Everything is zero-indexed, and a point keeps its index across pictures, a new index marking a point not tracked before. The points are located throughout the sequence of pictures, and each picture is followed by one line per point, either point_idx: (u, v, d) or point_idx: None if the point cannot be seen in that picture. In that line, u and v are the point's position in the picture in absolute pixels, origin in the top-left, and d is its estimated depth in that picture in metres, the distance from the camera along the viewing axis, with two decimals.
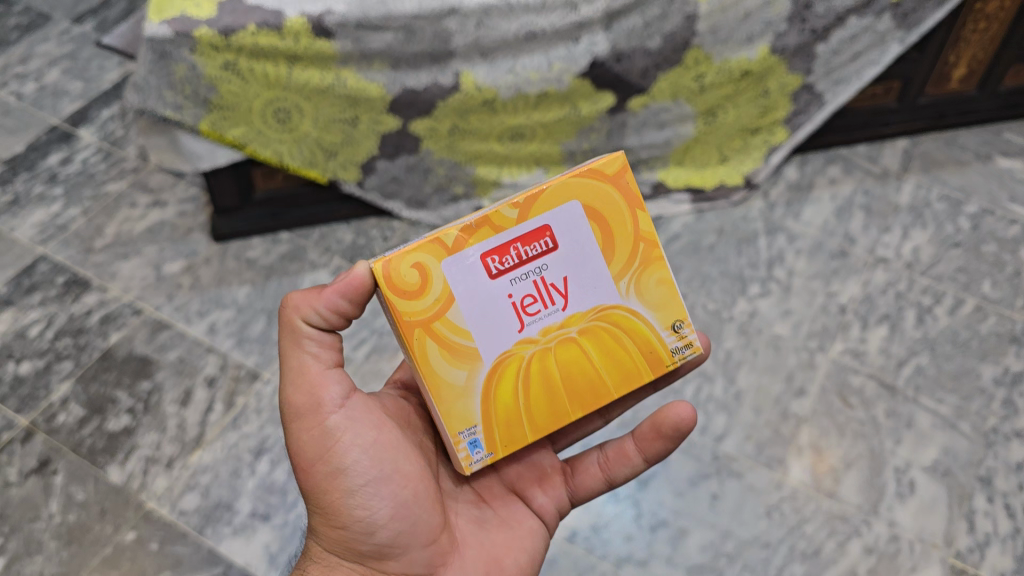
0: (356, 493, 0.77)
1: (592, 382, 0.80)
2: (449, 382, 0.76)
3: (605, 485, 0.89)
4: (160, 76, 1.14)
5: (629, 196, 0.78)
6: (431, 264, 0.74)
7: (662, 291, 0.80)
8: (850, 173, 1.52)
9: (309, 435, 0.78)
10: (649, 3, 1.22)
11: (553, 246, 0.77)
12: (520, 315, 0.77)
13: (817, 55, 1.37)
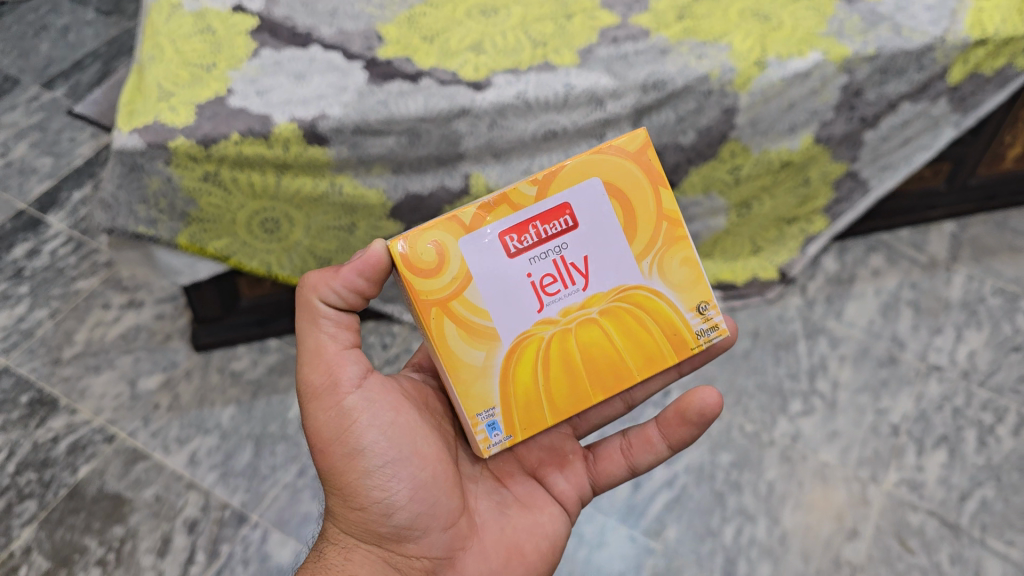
0: (375, 474, 0.77)
1: (613, 364, 0.79)
2: (466, 363, 0.75)
3: (628, 472, 0.88)
4: (131, 191, 1.00)
5: (652, 175, 0.77)
6: (448, 242, 0.73)
7: (686, 272, 0.79)
8: (895, 263, 1.40)
9: (326, 416, 0.78)
10: (684, 97, 1.09)
11: (573, 224, 0.75)
12: (539, 294, 0.75)
13: (863, 142, 1.24)
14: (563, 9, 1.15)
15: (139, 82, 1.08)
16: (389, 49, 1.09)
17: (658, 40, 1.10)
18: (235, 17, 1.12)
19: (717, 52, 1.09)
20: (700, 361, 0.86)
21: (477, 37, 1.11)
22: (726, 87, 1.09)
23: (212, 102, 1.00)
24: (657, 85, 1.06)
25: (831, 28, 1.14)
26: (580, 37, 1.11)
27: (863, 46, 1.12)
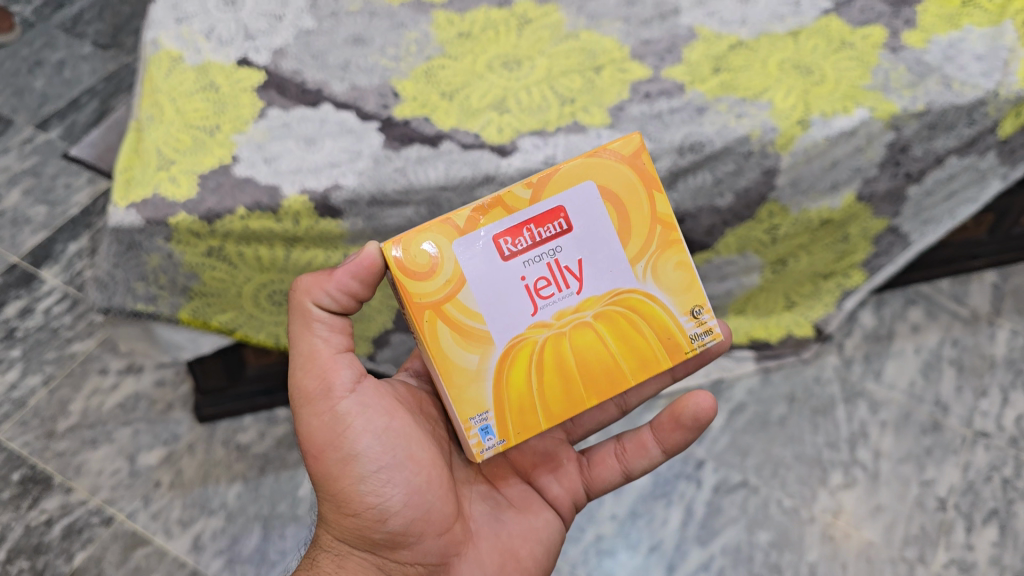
0: (369, 480, 0.76)
1: (607, 368, 0.77)
2: (459, 365, 0.73)
3: (621, 478, 0.90)
4: (128, 269, 0.93)
5: (647, 179, 0.76)
6: (443, 244, 0.73)
7: (681, 276, 0.78)
8: (934, 317, 1.33)
9: (320, 421, 0.77)
10: (722, 159, 1.02)
11: (568, 227, 0.74)
12: (533, 296, 0.74)
13: (907, 197, 1.17)
14: (588, 61, 1.09)
15: (138, 145, 1.00)
16: (406, 107, 1.02)
17: (694, 96, 1.04)
18: (240, 71, 1.05)
19: (757, 111, 1.02)
20: (693, 367, 0.90)
21: (500, 93, 1.04)
22: (767, 147, 1.02)
23: (215, 172, 0.93)
24: (693, 147, 1.00)
25: (876, 81, 1.08)
26: (609, 93, 1.05)
27: (912, 101, 1.06)
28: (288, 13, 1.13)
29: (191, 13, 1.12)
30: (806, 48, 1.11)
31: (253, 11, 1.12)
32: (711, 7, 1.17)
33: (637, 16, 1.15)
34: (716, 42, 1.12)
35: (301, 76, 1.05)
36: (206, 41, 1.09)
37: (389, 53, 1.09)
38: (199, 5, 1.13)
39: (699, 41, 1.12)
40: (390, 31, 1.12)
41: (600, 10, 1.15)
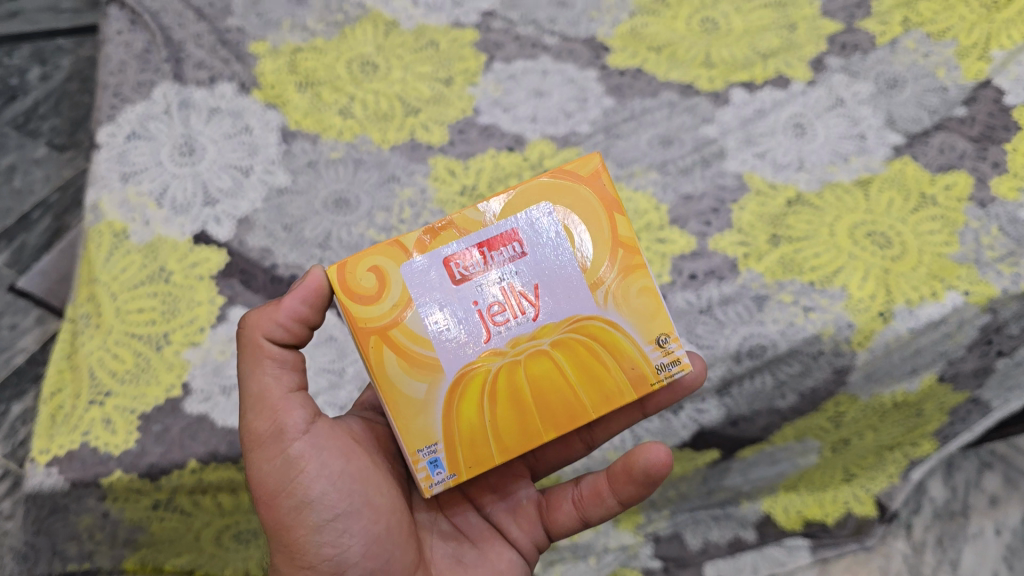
0: (324, 530, 0.65)
1: (565, 401, 0.69)
2: (407, 395, 0.67)
3: (578, 523, 0.78)
4: (55, 531, 0.75)
5: (608, 202, 0.70)
6: (391, 268, 0.68)
7: (645, 303, 0.70)
8: (1015, 485, 1.14)
9: (271, 467, 0.66)
10: (786, 363, 0.83)
11: (524, 252, 0.69)
12: (487, 324, 0.68)
13: (995, 370, 0.98)
14: None
15: (71, 354, 0.82)
16: None
17: (750, 279, 0.86)
18: (197, 250, 0.87)
19: (829, 301, 0.84)
20: (664, 403, 0.78)
21: None
22: (841, 345, 0.83)
23: (159, 410, 0.76)
24: (753, 351, 0.82)
25: (966, 249, 0.89)
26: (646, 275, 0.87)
27: (1015, 281, 0.86)
28: (256, 165, 0.94)
29: (140, 167, 0.93)
30: (879, 203, 0.93)
31: (215, 164, 0.94)
32: (762, 145, 0.99)
33: (673, 161, 0.97)
34: (771, 196, 0.94)
35: (271, 256, 0.87)
36: (156, 206, 0.90)
37: (378, 222, 0.90)
38: (151, 157, 0.94)
39: (752, 195, 0.94)
40: (380, 187, 0.93)
41: (630, 153, 0.98)
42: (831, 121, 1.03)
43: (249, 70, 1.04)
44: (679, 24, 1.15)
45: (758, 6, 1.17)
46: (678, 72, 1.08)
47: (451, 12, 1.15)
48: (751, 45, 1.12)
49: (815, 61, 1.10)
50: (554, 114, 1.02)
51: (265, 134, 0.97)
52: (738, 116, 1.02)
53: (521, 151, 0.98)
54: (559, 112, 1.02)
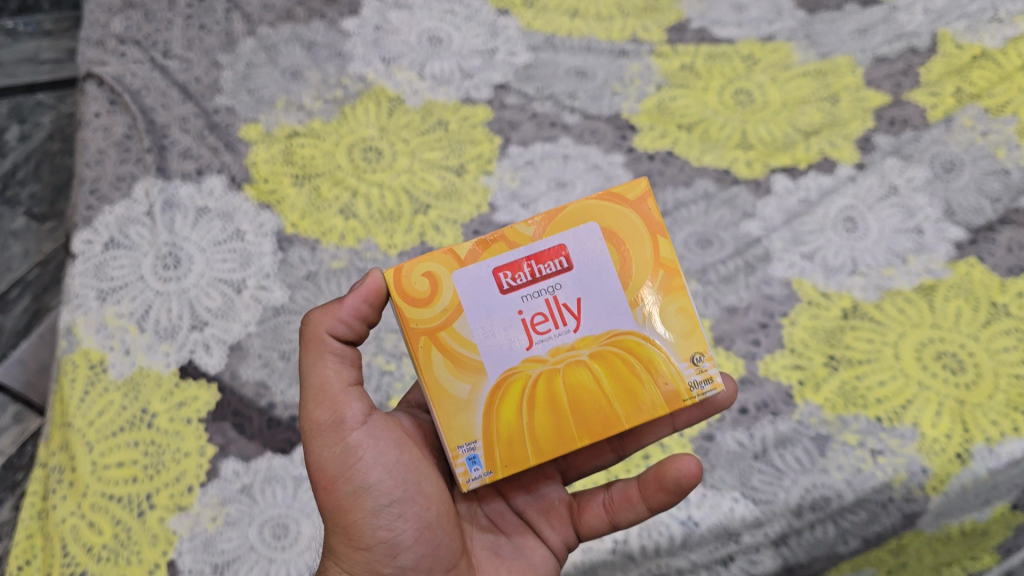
0: (381, 514, 0.61)
1: (601, 410, 0.64)
2: (449, 395, 0.63)
3: (608, 525, 0.70)
4: None
5: (651, 223, 0.64)
6: (442, 273, 0.63)
7: (682, 323, 0.65)
8: None
9: (330, 453, 0.63)
10: (850, 512, 0.73)
11: (569, 265, 0.63)
12: (529, 333, 0.63)
13: None
14: None
15: (44, 515, 0.72)
16: None
17: (808, 413, 0.77)
18: (183, 386, 0.77)
19: (899, 442, 0.74)
20: (696, 416, 0.70)
21: None
22: (913, 491, 0.73)
23: None
24: (815, 504, 0.73)
25: None
26: None
27: None
28: (249, 278, 0.84)
29: (119, 283, 0.83)
30: (946, 316, 0.83)
31: (203, 277, 0.83)
32: (810, 244, 0.90)
33: (714, 266, 0.87)
34: (824, 307, 0.84)
35: (267, 392, 0.77)
36: (138, 330, 0.80)
37: (387, 347, 0.89)
38: (132, 270, 0.84)
39: (803, 305, 0.85)
40: (387, 305, 0.89)
41: None
42: (883, 213, 0.93)
43: (241, 160, 0.94)
44: (711, 96, 1.06)
45: (795, 75, 1.08)
46: (712, 155, 0.99)
47: (460, 85, 1.06)
48: (790, 121, 1.03)
49: (861, 140, 1.01)
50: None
51: (259, 240, 0.87)
52: (782, 208, 0.93)
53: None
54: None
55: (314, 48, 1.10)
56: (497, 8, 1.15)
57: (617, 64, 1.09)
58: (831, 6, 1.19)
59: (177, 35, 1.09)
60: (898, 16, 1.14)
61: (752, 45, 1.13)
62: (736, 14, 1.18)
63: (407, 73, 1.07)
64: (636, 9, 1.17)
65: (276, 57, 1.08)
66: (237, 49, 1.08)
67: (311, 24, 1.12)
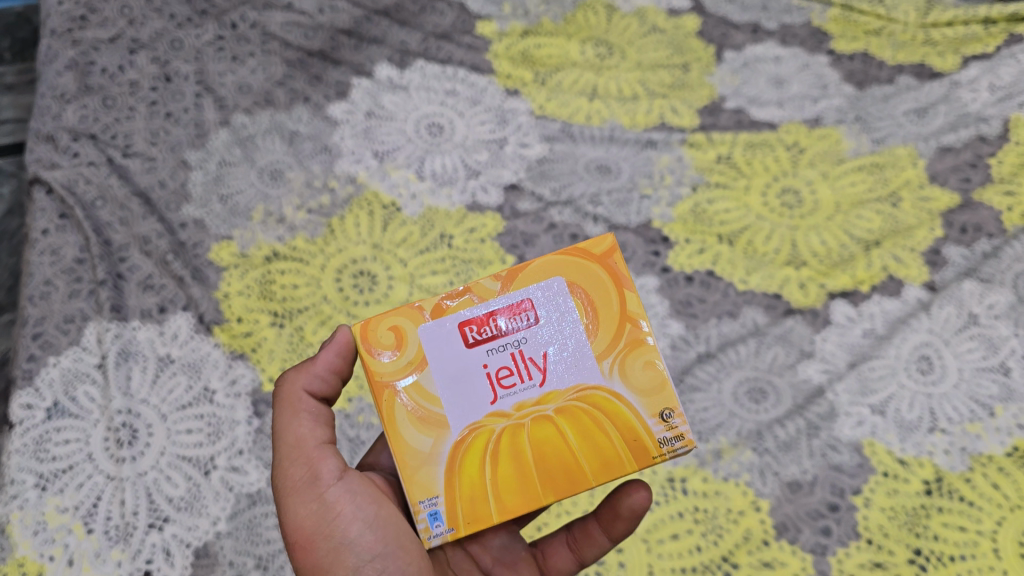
0: (364, 571, 0.54)
1: (568, 468, 0.57)
2: (409, 451, 0.57)
3: (574, 566, 0.65)
4: None
5: (621, 279, 0.59)
6: (408, 327, 0.58)
7: (653, 380, 0.58)
8: None
9: (305, 511, 0.56)
10: None
11: (535, 319, 0.58)
12: (493, 388, 0.57)
13: None
14: (704, 544, 0.69)
15: None
16: None
17: None
18: None
19: None
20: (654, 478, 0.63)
21: None
22: None
23: None
24: None
25: None
26: None
27: None
28: (218, 455, 0.70)
29: (63, 465, 0.69)
30: None
31: (164, 456, 0.70)
32: (880, 392, 0.77)
33: (771, 428, 0.74)
34: (904, 479, 0.72)
35: None
36: (84, 531, 0.66)
37: None
38: (78, 447, 0.70)
39: (880, 478, 0.72)
40: None
41: (711, 416, 0.75)
42: (962, 348, 0.80)
43: (210, 293, 0.80)
44: (754, 197, 0.92)
45: (848, 170, 0.95)
46: (760, 276, 0.85)
47: (465, 186, 0.93)
48: (846, 229, 0.90)
49: (929, 253, 0.88)
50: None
51: (230, 403, 0.73)
52: (845, 344, 0.81)
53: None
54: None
55: (296, 140, 0.96)
56: (505, 89, 1.02)
57: (643, 156, 0.95)
58: (880, 80, 1.06)
59: (140, 127, 0.95)
60: (959, 93, 1.02)
61: (797, 130, 0.99)
62: (774, 91, 1.04)
63: (404, 171, 0.93)
64: (663, 87, 1.04)
65: (252, 151, 0.94)
66: (209, 144, 0.94)
67: (293, 111, 0.98)
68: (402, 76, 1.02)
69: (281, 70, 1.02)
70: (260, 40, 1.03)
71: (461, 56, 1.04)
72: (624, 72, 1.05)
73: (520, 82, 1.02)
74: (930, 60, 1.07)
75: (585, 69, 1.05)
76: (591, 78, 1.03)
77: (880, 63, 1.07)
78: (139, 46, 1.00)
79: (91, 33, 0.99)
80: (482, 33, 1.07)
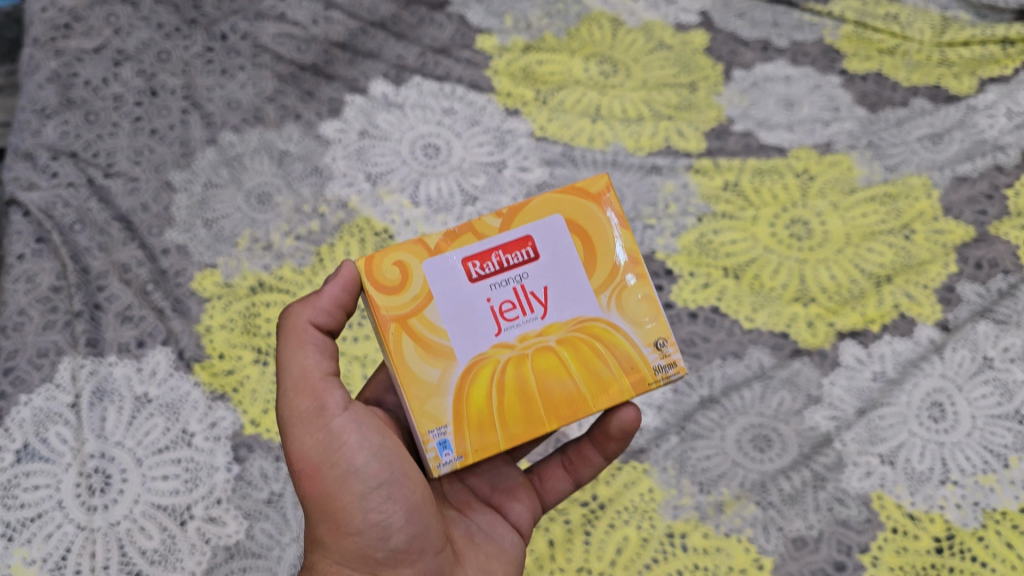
0: (370, 497, 0.57)
1: (569, 395, 0.59)
2: (418, 381, 0.58)
3: (570, 487, 0.68)
4: None
5: (615, 215, 0.61)
6: (413, 263, 0.59)
7: (647, 310, 0.60)
8: None
9: (312, 440, 0.58)
10: None
11: (536, 255, 0.59)
12: (496, 321, 0.58)
13: None
14: None
15: None
16: None
17: None
18: None
19: None
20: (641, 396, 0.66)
21: None
22: None
23: None
24: None
25: None
26: None
27: None
28: (196, 504, 0.69)
29: (31, 512, 0.67)
30: None
31: (137, 504, 0.68)
32: (890, 441, 0.74)
33: (776, 480, 0.71)
34: (914, 536, 0.69)
35: None
36: None
37: None
38: (50, 493, 0.68)
39: (889, 534, 0.69)
40: None
41: (714, 466, 0.72)
42: (976, 394, 0.76)
43: (191, 326, 0.78)
44: (761, 228, 0.88)
45: (860, 200, 0.91)
46: (767, 313, 0.82)
47: (461, 213, 0.89)
48: (856, 263, 0.86)
49: (943, 289, 0.84)
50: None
51: (209, 447, 0.71)
52: (853, 389, 0.77)
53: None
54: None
55: (286, 161, 0.92)
56: (505, 108, 0.98)
57: (648, 181, 0.92)
58: (894, 102, 1.01)
59: (124, 144, 0.91)
60: (975, 119, 0.98)
61: (807, 156, 0.96)
62: (784, 113, 1.00)
63: (397, 197, 0.90)
64: (669, 108, 1.00)
65: (240, 172, 0.91)
66: (194, 164, 0.91)
67: (283, 129, 0.95)
68: (397, 93, 0.98)
69: (272, 85, 0.97)
70: (251, 53, 0.99)
71: (460, 71, 1.00)
72: (629, 91, 1.01)
73: (521, 100, 0.99)
74: (945, 81, 1.03)
75: (588, 87, 1.01)
76: (594, 97, 1.00)
77: (894, 84, 1.03)
78: (124, 58, 0.95)
79: (74, 42, 0.94)
80: (482, 48, 1.03)
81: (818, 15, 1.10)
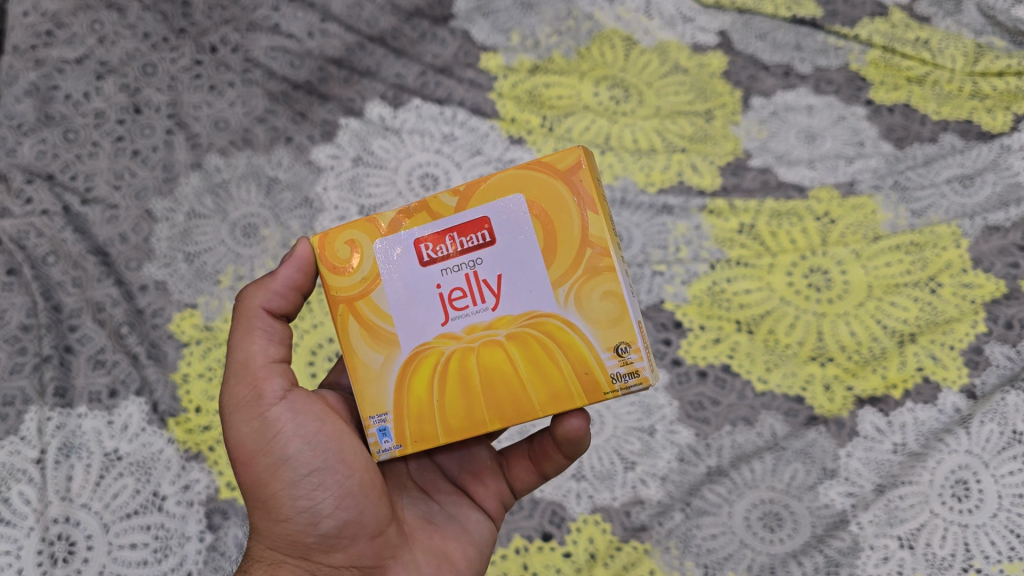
0: (301, 483, 0.54)
1: (515, 395, 0.54)
2: (360, 364, 0.55)
3: (537, 478, 0.64)
4: None
5: (584, 198, 0.52)
6: (365, 243, 0.55)
7: (611, 309, 0.52)
8: None
9: (246, 427, 0.55)
10: None
11: (492, 240, 0.53)
12: (445, 308, 0.53)
13: None
14: None
15: None
16: None
17: None
18: None
19: None
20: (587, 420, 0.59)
21: None
22: None
23: None
24: None
25: None
26: None
27: None
28: None
29: None
30: None
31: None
32: (909, 522, 0.69)
33: (786, 565, 0.69)
34: None
35: None
36: None
37: None
38: (9, 561, 0.65)
39: None
40: None
41: (720, 546, 0.70)
42: (1003, 470, 0.71)
43: (168, 375, 0.76)
44: (778, 277, 0.83)
45: (883, 248, 0.84)
46: (781, 373, 0.78)
47: None
48: (878, 318, 0.80)
49: (970, 351, 0.78)
50: (607, 465, 0.74)
51: (182, 512, 0.70)
52: (871, 462, 0.74)
53: (560, 539, 0.71)
54: (615, 458, 0.75)
55: (275, 190, 0.87)
56: (508, 136, 0.92)
57: (658, 223, 0.87)
58: (922, 138, 0.93)
59: (103, 167, 0.85)
60: (1009, 160, 0.88)
61: (828, 198, 0.88)
62: (806, 147, 0.93)
63: None
64: (683, 139, 0.93)
65: (225, 202, 0.85)
66: (177, 191, 0.85)
67: (273, 153, 0.89)
68: (395, 116, 0.92)
69: (263, 103, 0.91)
70: (242, 67, 0.92)
71: (462, 94, 0.94)
72: (641, 119, 0.94)
73: (526, 127, 0.93)
74: (977, 116, 0.93)
75: (597, 114, 0.94)
76: (604, 124, 0.93)
77: (922, 118, 0.94)
78: (108, 70, 0.89)
79: (57, 51, 0.88)
80: (487, 68, 0.97)
81: (843, 38, 0.99)
